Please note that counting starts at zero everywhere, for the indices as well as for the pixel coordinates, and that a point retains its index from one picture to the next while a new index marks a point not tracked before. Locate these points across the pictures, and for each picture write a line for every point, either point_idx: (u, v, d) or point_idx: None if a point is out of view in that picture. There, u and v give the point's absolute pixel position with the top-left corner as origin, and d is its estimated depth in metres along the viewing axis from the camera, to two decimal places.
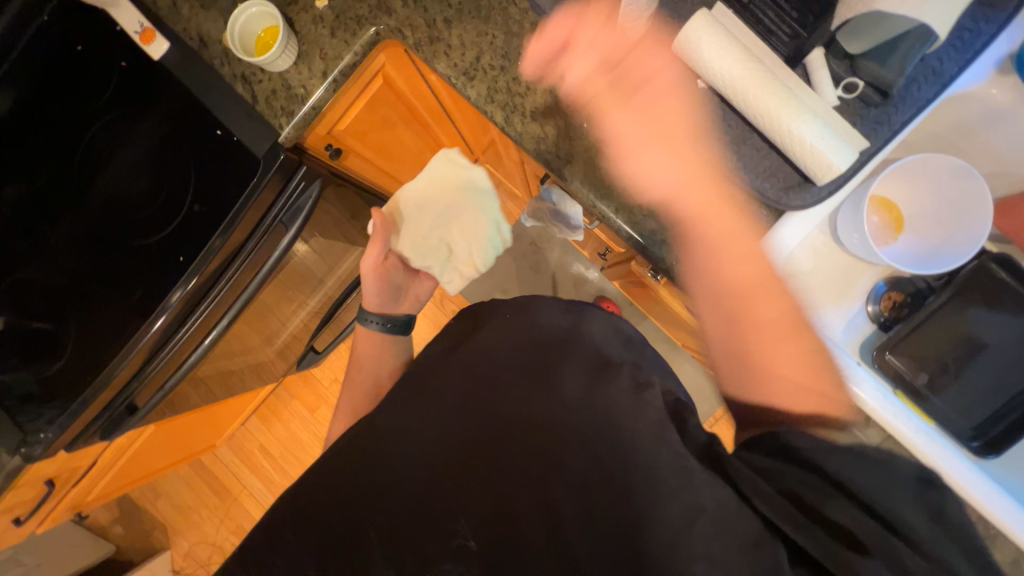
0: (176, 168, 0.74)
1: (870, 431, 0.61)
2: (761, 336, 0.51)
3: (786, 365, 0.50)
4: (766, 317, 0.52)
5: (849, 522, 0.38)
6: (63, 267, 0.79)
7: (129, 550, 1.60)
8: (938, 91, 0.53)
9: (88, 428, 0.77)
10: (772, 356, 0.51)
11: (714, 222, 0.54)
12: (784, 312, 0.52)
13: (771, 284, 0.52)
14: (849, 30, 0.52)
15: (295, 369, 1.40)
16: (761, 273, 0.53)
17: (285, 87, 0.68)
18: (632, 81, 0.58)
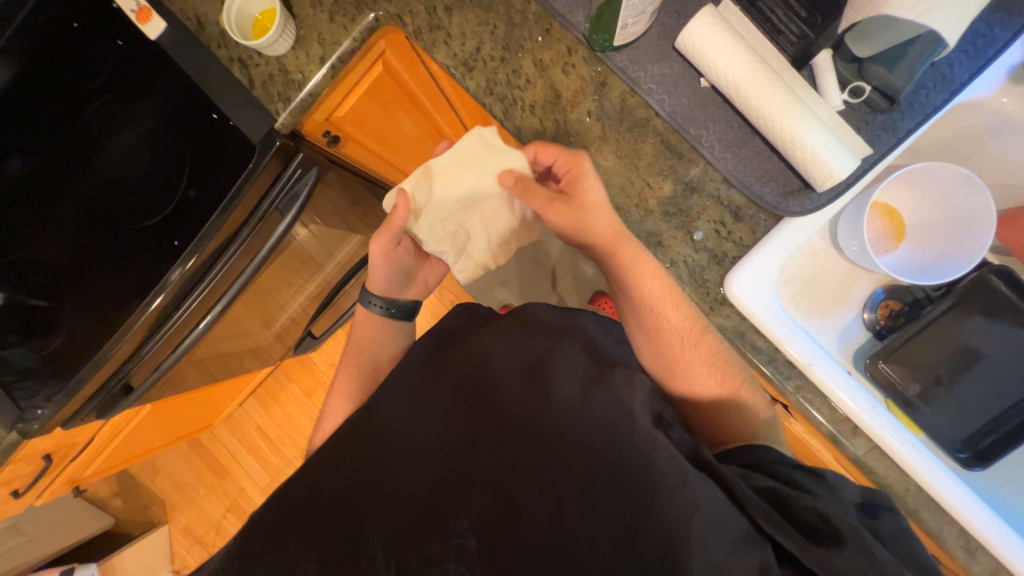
0: (175, 152, 0.75)
1: (855, 441, 0.61)
2: (673, 339, 0.59)
3: (689, 362, 0.58)
4: (698, 344, 0.58)
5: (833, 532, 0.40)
6: (60, 245, 0.79)
7: (128, 523, 1.63)
8: (946, 99, 0.52)
9: (85, 406, 0.78)
10: (682, 356, 0.59)
11: (633, 260, 0.58)
12: (688, 320, 0.58)
13: (675, 301, 0.58)
14: (857, 32, 0.50)
15: (292, 353, 1.41)
16: (669, 296, 0.58)
17: (283, 72, 0.67)
18: (568, 196, 0.60)
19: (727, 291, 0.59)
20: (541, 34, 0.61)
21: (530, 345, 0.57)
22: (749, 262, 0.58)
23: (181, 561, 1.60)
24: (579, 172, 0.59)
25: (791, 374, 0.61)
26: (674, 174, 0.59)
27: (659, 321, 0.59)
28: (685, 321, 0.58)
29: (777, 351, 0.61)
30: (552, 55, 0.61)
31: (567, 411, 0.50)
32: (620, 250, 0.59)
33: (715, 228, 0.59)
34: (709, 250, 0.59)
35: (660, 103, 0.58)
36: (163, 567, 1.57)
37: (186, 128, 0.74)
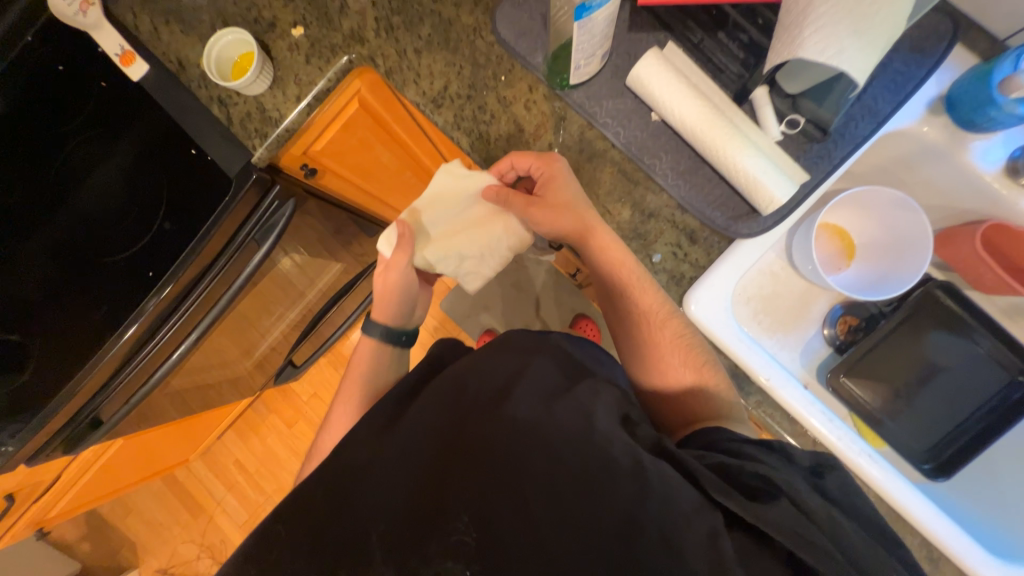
0: (153, 188, 0.77)
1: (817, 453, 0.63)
2: (643, 323, 0.61)
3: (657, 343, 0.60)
4: (666, 322, 0.60)
5: (777, 490, 0.41)
6: (36, 281, 0.80)
7: (97, 569, 1.55)
8: (873, 130, 0.57)
9: (51, 442, 0.76)
10: (652, 339, 0.60)
11: (605, 245, 0.61)
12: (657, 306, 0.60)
13: (644, 287, 0.60)
14: (787, 72, 0.54)
15: (273, 382, 1.39)
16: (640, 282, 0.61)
17: (260, 110, 0.70)
18: (542, 197, 0.62)
19: (687, 309, 0.63)
20: (504, 75, 0.65)
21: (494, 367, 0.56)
22: (705, 282, 0.62)
23: None
24: (553, 174, 0.61)
25: (752, 389, 0.63)
26: (632, 202, 0.63)
27: (631, 304, 0.61)
28: (655, 303, 0.60)
29: (736, 367, 0.63)
30: (514, 93, 0.65)
31: None
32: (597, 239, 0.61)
33: (672, 250, 0.62)
34: (668, 271, 0.63)
35: (615, 135, 0.62)
36: None
37: (163, 164, 0.76)
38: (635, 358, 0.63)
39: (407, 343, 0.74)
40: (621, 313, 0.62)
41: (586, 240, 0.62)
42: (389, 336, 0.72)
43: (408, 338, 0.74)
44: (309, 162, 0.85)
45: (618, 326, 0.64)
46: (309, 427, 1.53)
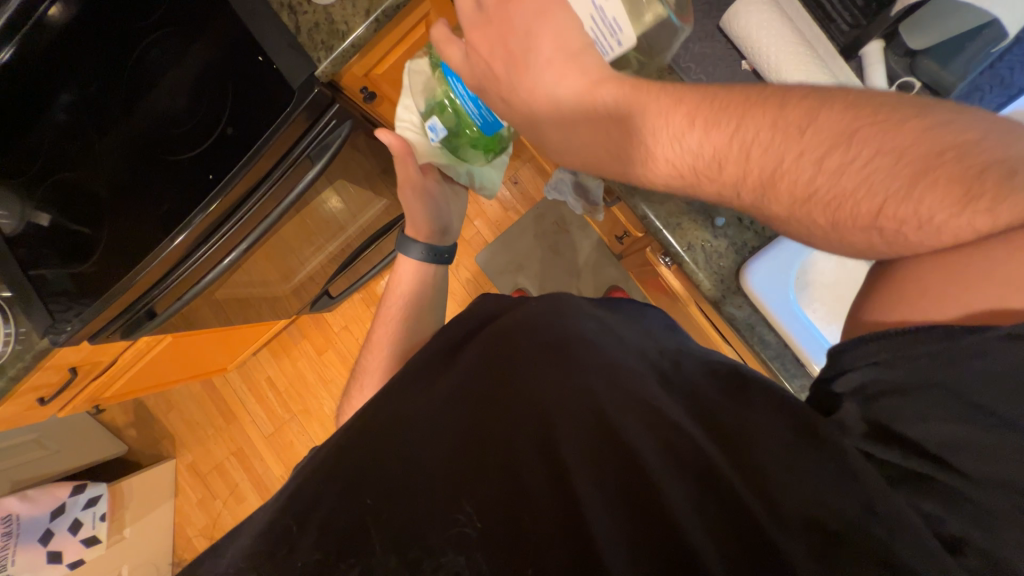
0: (218, 94, 0.78)
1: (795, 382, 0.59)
2: (780, 207, 0.37)
3: (913, 213, 0.32)
4: (799, 174, 0.35)
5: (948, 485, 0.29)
6: (104, 174, 0.84)
7: (139, 454, 1.71)
8: (999, 105, 0.50)
9: (109, 325, 0.83)
10: (829, 220, 0.35)
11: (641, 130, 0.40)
12: (888, 148, 0.32)
13: (836, 157, 0.34)
14: (913, 21, 0.48)
15: (307, 309, 1.45)
16: (839, 158, 0.34)
17: (328, 21, 0.69)
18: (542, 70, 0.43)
19: (744, 281, 0.57)
20: None
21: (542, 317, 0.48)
22: (766, 256, 0.56)
23: (184, 496, 1.68)
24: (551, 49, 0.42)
25: (798, 374, 0.59)
26: None
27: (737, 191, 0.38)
28: (755, 163, 0.36)
29: (786, 348, 0.59)
30: None
31: None
32: (728, 146, 0.37)
33: (738, 217, 0.58)
34: (729, 238, 0.58)
35: (697, 83, 0.57)
36: (165, 500, 1.64)
37: (230, 71, 0.77)
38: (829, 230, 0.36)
39: (441, 259, 0.76)
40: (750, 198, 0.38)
41: (715, 173, 0.38)
42: (429, 257, 0.74)
43: (447, 254, 0.76)
44: (368, 86, 0.84)
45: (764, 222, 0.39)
46: (337, 357, 1.60)
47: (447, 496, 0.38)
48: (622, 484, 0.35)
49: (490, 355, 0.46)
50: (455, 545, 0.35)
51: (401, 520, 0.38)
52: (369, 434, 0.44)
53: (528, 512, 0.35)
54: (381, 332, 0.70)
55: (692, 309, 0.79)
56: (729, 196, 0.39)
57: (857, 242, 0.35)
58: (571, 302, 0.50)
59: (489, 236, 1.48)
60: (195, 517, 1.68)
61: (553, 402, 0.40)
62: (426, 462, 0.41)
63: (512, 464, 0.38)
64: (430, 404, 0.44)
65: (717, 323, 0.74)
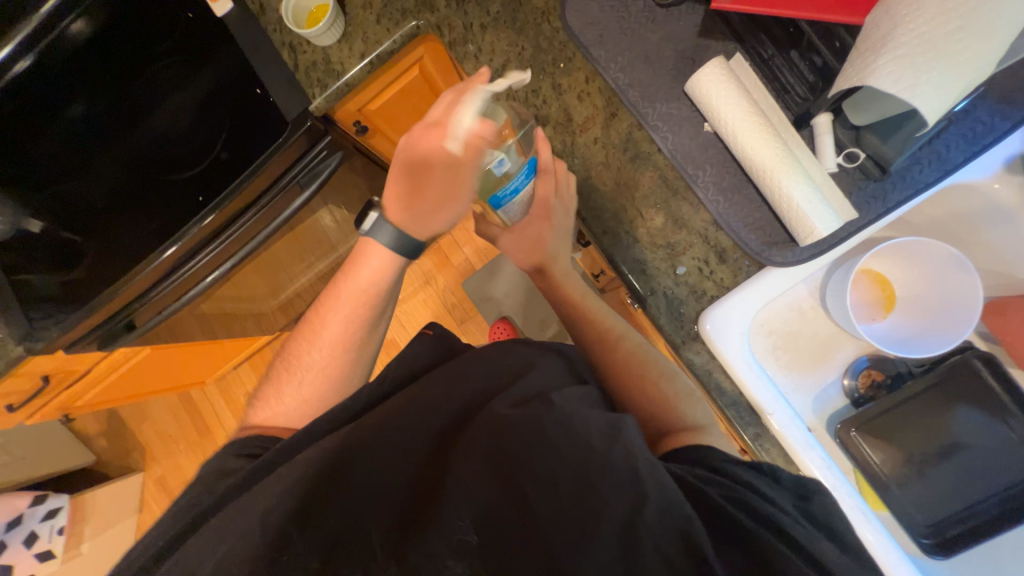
0: (216, 118, 0.82)
1: (748, 427, 0.61)
2: (613, 358, 0.60)
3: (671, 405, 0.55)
4: (619, 346, 0.60)
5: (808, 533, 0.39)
6: (102, 186, 0.87)
7: (107, 465, 1.68)
8: (937, 177, 0.54)
9: (89, 335, 0.83)
10: (637, 372, 0.58)
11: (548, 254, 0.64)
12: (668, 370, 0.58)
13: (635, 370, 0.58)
14: (853, 101, 0.52)
15: (292, 326, 1.46)
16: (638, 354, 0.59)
17: (325, 61, 0.73)
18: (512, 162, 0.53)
19: (701, 327, 0.59)
20: (563, 62, 0.65)
21: (499, 355, 0.52)
22: (724, 304, 0.59)
23: (149, 512, 1.64)
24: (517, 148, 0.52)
25: (752, 422, 0.60)
26: (666, 210, 0.61)
27: (590, 333, 0.63)
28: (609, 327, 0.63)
29: (741, 396, 0.60)
30: (569, 81, 0.65)
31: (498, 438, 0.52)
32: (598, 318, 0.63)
33: (698, 265, 0.60)
34: (689, 285, 0.60)
35: (663, 140, 0.61)
36: (130, 515, 1.60)
37: (231, 98, 0.81)
38: (633, 389, 0.57)
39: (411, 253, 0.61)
40: (593, 342, 0.62)
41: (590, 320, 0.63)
42: (398, 247, 0.60)
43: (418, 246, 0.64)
44: (362, 120, 0.88)
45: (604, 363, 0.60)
46: None
47: (442, 517, 0.42)
48: (566, 505, 0.40)
49: (447, 389, 0.48)
50: (457, 553, 0.41)
51: (382, 535, 0.42)
52: (321, 463, 0.44)
53: (505, 528, 0.41)
54: (329, 327, 0.62)
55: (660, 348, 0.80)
56: (590, 334, 0.63)
57: (652, 392, 0.57)
58: (510, 347, 0.54)
59: (476, 263, 1.52)
60: None
61: (509, 435, 0.43)
62: (389, 488, 0.44)
63: (474, 491, 0.42)
64: (388, 429, 0.46)
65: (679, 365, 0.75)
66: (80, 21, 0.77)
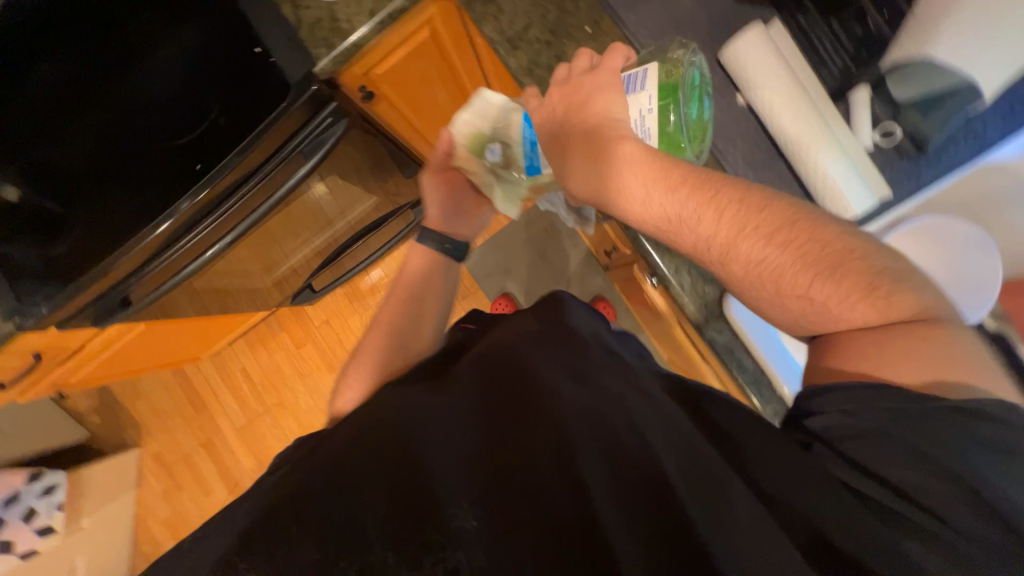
0: (210, 81, 0.76)
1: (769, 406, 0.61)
2: (755, 276, 0.43)
3: (857, 296, 0.40)
4: (751, 242, 0.42)
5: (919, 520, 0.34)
6: (81, 153, 0.81)
7: (101, 441, 1.65)
8: (972, 157, 0.54)
9: (82, 309, 0.79)
10: (790, 282, 0.42)
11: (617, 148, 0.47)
12: (821, 242, 0.42)
13: (836, 271, 0.41)
14: (899, 75, 0.48)
15: (289, 302, 1.42)
16: (833, 250, 0.42)
17: (331, 19, 0.68)
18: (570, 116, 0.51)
19: (725, 307, 0.59)
20: (589, 26, 0.61)
21: (537, 327, 0.46)
22: None
23: (147, 487, 1.63)
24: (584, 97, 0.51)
25: (771, 399, 0.61)
26: None
27: (696, 237, 0.45)
28: (716, 219, 0.43)
29: (763, 375, 0.60)
30: (595, 47, 0.61)
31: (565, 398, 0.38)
32: (704, 208, 0.44)
33: None
34: None
35: None
36: (128, 490, 1.59)
37: (224, 59, 0.75)
38: (813, 305, 0.42)
39: (457, 254, 0.76)
40: (720, 241, 0.43)
41: (690, 225, 0.44)
42: (441, 250, 0.75)
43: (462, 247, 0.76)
44: (368, 85, 0.83)
45: (736, 270, 0.44)
46: (317, 352, 1.58)
47: (439, 499, 0.34)
48: (618, 480, 0.34)
49: (502, 366, 0.42)
50: (457, 544, 0.32)
51: (407, 540, 0.33)
52: (352, 443, 0.39)
53: (546, 503, 0.34)
54: (397, 314, 0.71)
55: (674, 327, 0.80)
56: (696, 249, 0.45)
57: (835, 290, 0.41)
58: (565, 310, 0.48)
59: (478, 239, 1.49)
60: (158, 509, 1.63)
61: (575, 419, 0.36)
62: (422, 477, 0.35)
63: (533, 488, 0.34)
64: (419, 407, 0.41)
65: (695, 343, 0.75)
66: None
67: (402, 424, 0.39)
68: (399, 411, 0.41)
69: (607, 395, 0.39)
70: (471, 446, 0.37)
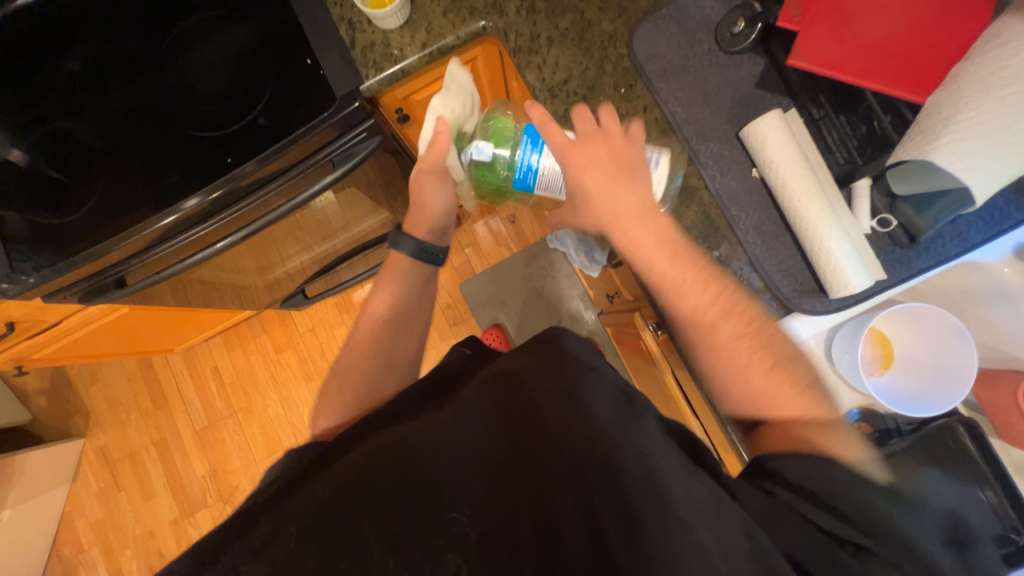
0: (253, 82, 0.79)
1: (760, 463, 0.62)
2: (725, 351, 0.51)
3: (802, 395, 0.49)
4: (732, 323, 0.52)
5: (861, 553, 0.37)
6: (107, 132, 0.81)
7: (43, 426, 1.54)
8: (957, 253, 0.59)
9: (71, 287, 0.76)
10: (753, 361, 0.51)
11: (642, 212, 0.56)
12: (784, 340, 0.53)
13: (789, 366, 0.51)
14: (901, 172, 0.54)
15: (278, 304, 1.39)
16: (786, 349, 0.52)
17: (383, 44, 0.72)
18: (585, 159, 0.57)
19: None
20: (624, 88, 0.67)
21: (550, 363, 0.45)
22: None
23: (83, 482, 1.51)
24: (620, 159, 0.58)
25: None
26: (707, 245, 0.63)
27: (693, 302, 0.53)
28: (713, 292, 0.54)
29: None
30: (628, 107, 0.66)
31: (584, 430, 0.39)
32: (707, 282, 0.54)
33: None
34: None
35: (711, 178, 0.63)
36: (61, 483, 1.47)
37: (273, 65, 0.78)
38: (768, 391, 0.49)
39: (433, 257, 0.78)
40: (711, 315, 0.53)
41: (693, 291, 0.53)
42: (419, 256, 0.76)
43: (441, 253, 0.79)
44: (404, 108, 0.87)
45: (717, 342, 0.52)
46: (296, 359, 1.53)
47: (442, 512, 0.39)
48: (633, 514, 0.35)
49: (500, 398, 0.44)
50: (456, 547, 0.38)
51: (418, 548, 0.38)
52: (365, 459, 0.42)
53: (561, 531, 0.37)
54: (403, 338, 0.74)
55: (669, 377, 0.82)
56: (692, 309, 0.53)
57: (786, 380, 0.50)
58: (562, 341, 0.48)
59: (478, 267, 1.51)
60: (90, 509, 1.50)
61: (594, 448, 0.38)
62: (434, 495, 0.40)
63: (543, 515, 0.38)
64: (432, 431, 0.43)
65: (688, 396, 0.77)
66: None
67: (412, 444, 0.42)
68: (421, 433, 0.43)
69: (604, 429, 0.39)
70: (482, 472, 0.40)
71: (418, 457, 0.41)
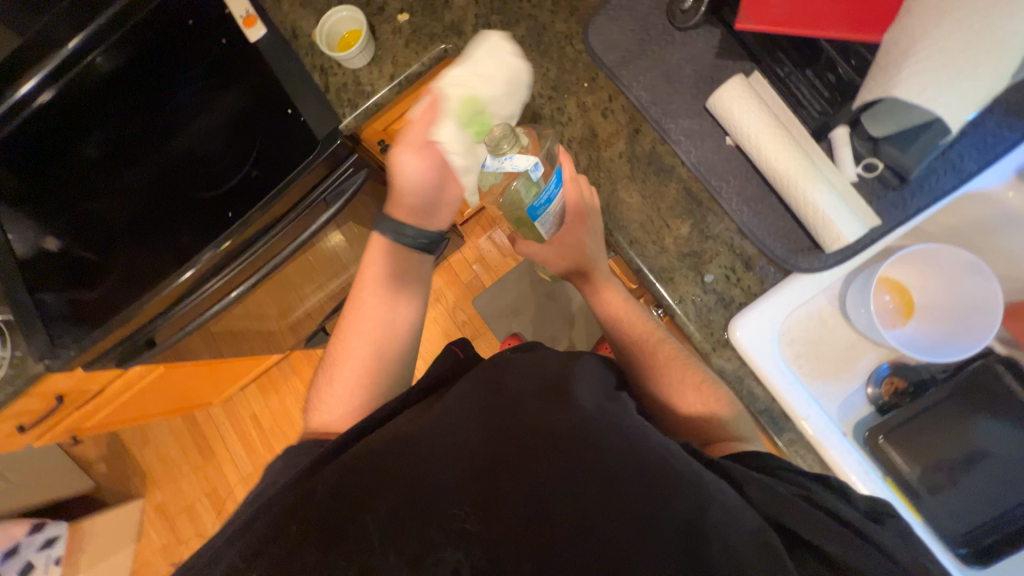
0: (246, 141, 0.86)
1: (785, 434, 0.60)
2: (670, 364, 0.57)
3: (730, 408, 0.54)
4: (671, 349, 0.58)
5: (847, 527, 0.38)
6: (127, 207, 0.89)
7: (106, 491, 1.63)
8: (954, 186, 0.56)
9: (106, 354, 0.79)
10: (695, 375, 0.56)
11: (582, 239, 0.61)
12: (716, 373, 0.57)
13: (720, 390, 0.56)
14: (874, 114, 0.53)
15: (303, 345, 1.45)
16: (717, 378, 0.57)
17: (355, 82, 0.76)
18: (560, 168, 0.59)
19: (732, 334, 0.60)
20: (587, 82, 0.68)
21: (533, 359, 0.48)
22: (754, 310, 0.60)
23: (148, 540, 1.58)
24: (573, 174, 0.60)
25: (786, 428, 0.60)
26: (693, 219, 0.63)
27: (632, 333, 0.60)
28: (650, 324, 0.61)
29: (774, 403, 0.61)
30: (594, 100, 0.67)
31: (575, 418, 0.41)
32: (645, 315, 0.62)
33: (725, 273, 0.62)
34: (718, 293, 0.61)
35: (686, 154, 0.64)
36: (127, 544, 1.54)
37: (260, 122, 0.84)
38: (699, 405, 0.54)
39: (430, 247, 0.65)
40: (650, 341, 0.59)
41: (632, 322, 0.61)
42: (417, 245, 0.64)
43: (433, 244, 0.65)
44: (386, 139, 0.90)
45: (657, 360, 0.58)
46: None
47: (443, 506, 0.41)
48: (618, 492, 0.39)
49: (488, 394, 0.45)
50: (455, 542, 0.39)
51: (416, 542, 0.40)
52: (365, 468, 0.43)
53: (552, 515, 0.39)
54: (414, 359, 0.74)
55: None
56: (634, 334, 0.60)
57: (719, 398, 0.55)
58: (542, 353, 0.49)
59: (487, 280, 1.54)
60: (157, 564, 1.57)
61: (584, 438, 0.40)
62: (435, 490, 0.41)
63: (534, 499, 0.40)
64: (430, 431, 0.43)
65: None
66: (100, 56, 0.78)
67: (410, 442, 0.43)
68: (420, 434, 0.43)
69: (589, 415, 0.42)
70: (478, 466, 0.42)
71: (422, 457, 0.42)
